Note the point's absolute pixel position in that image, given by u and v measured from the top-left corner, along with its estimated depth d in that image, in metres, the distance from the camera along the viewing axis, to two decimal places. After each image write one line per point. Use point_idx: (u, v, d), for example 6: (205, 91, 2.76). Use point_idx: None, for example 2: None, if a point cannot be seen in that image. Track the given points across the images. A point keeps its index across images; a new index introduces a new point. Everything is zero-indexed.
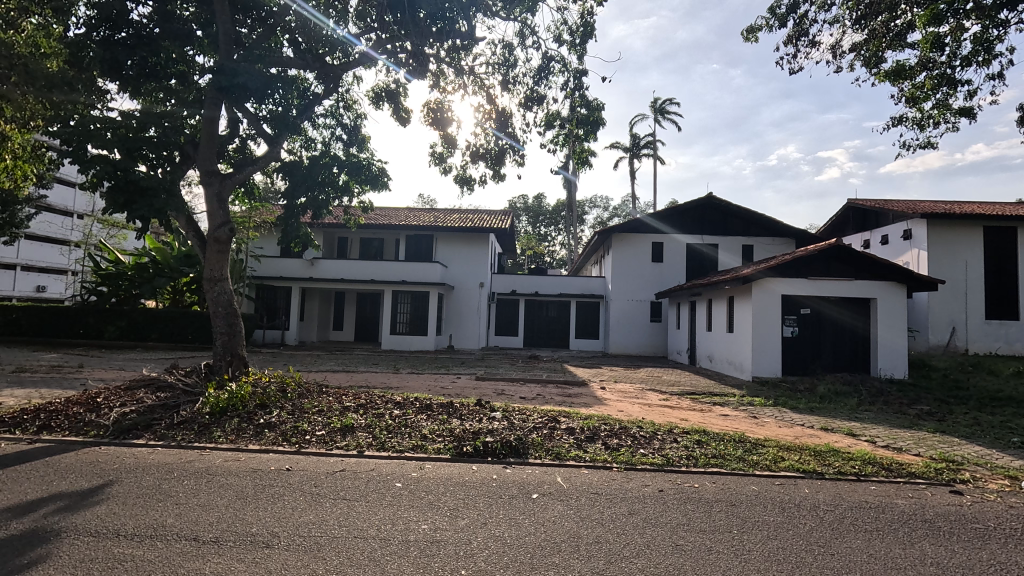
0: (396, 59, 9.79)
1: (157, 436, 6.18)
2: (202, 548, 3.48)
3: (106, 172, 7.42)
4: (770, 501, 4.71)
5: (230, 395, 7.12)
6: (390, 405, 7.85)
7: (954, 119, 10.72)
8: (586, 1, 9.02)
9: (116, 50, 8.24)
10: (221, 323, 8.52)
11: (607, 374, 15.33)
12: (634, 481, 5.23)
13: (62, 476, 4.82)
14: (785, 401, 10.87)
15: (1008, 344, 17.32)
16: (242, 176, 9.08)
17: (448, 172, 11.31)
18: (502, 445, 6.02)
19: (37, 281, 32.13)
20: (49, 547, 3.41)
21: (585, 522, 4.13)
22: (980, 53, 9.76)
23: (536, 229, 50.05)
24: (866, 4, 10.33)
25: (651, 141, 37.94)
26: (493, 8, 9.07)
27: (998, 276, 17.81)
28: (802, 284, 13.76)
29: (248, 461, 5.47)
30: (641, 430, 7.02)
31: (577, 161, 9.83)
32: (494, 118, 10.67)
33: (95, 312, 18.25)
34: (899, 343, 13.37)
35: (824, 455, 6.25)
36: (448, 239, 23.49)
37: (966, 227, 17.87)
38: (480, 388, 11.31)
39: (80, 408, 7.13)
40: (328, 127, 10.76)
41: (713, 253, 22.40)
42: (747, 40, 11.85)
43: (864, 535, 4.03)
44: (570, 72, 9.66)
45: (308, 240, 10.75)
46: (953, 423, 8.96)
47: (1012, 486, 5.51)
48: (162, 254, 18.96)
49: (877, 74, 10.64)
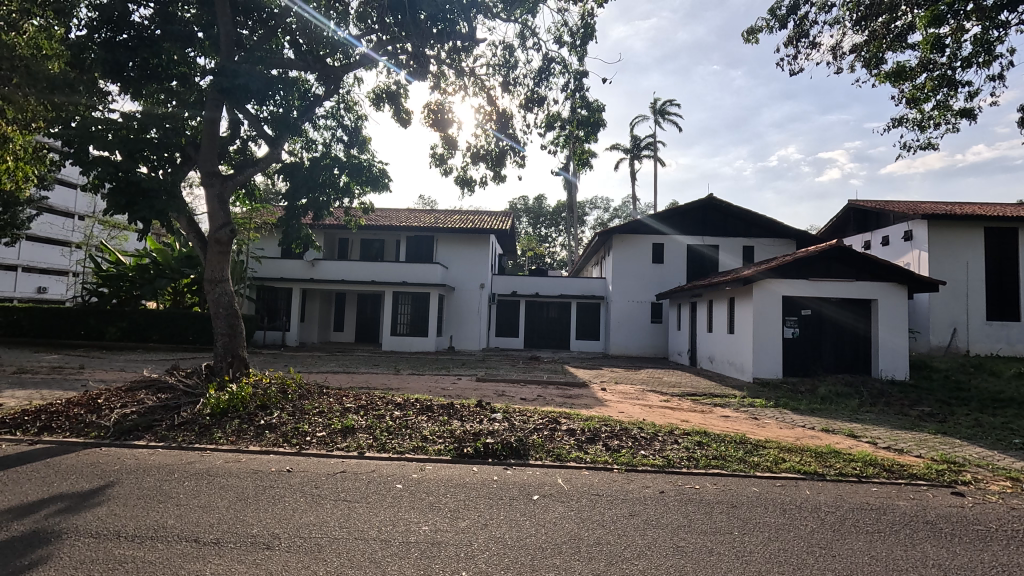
0: (397, 61, 9.80)
1: (158, 437, 6.19)
2: (203, 549, 3.48)
3: (107, 173, 7.48)
4: (771, 503, 4.71)
5: (230, 396, 7.13)
6: (391, 406, 7.86)
7: (955, 119, 10.71)
8: (586, 2, 9.02)
9: (118, 52, 8.14)
10: (222, 324, 8.53)
11: (608, 375, 15.33)
12: (635, 482, 5.23)
13: (64, 477, 4.83)
14: (786, 403, 10.87)
15: (1010, 345, 17.30)
16: (242, 177, 9.09)
17: (448, 174, 11.32)
18: (503, 446, 6.02)
19: (38, 281, 32.18)
20: (51, 547, 3.42)
21: (586, 523, 4.13)
22: (980, 54, 9.76)
23: (536, 230, 50.08)
24: (866, 5, 10.33)
25: (652, 142, 37.94)
26: (493, 9, 9.08)
27: (999, 277, 17.79)
28: (802, 285, 13.76)
29: (249, 462, 5.48)
30: (642, 431, 7.01)
31: (577, 162, 9.83)
32: (495, 119, 10.67)
33: (96, 312, 18.28)
34: (900, 344, 13.37)
35: (825, 457, 6.25)
36: (449, 240, 23.49)
37: (967, 228, 17.86)
38: (481, 389, 11.32)
39: (82, 409, 7.14)
40: (329, 128, 10.77)
41: (714, 254, 22.39)
42: (747, 41, 11.85)
43: (865, 536, 4.03)
44: (570, 74, 9.67)
45: (309, 241, 10.76)
46: (955, 425, 8.94)
47: (1014, 487, 5.50)
48: (163, 255, 18.99)
49: (877, 75, 10.65)
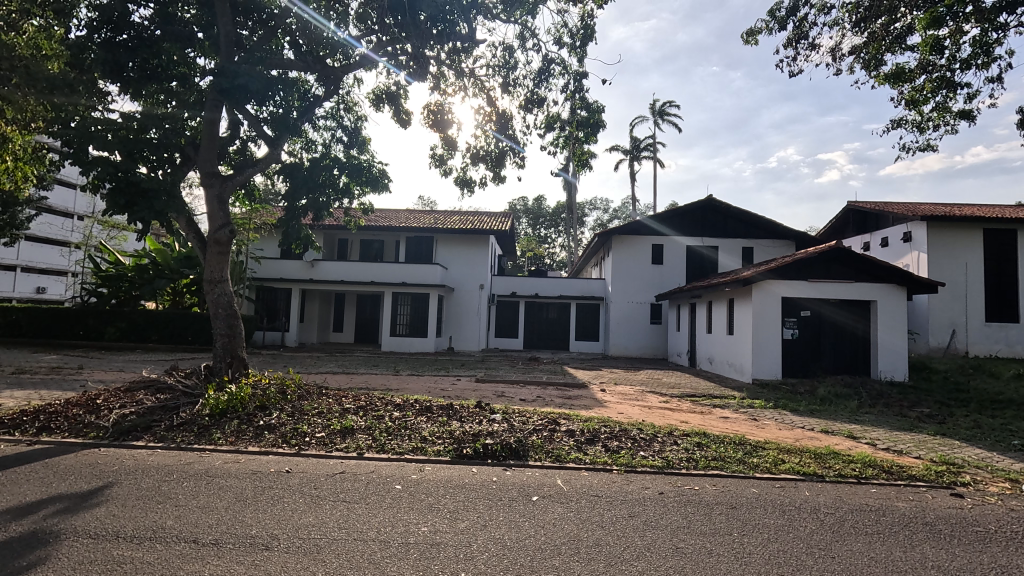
0: (397, 62, 9.80)
1: (157, 438, 6.19)
2: (202, 550, 3.48)
3: (107, 173, 7.45)
4: (770, 504, 4.71)
5: (230, 396, 7.13)
6: (390, 406, 7.86)
7: (954, 121, 10.73)
8: (586, 3, 9.02)
9: (117, 52, 8.12)
10: (221, 324, 8.52)
11: (607, 376, 15.32)
12: (634, 483, 5.22)
13: (63, 478, 4.83)
14: (785, 404, 10.87)
15: (1008, 346, 17.32)
16: (242, 177, 9.08)
17: (448, 174, 11.31)
18: (502, 447, 6.02)
19: (37, 282, 32.15)
20: (50, 548, 3.42)
21: (585, 524, 4.13)
22: (979, 56, 9.77)
23: (536, 231, 50.09)
24: (865, 7, 10.33)
25: (651, 143, 37.97)
26: (493, 10, 9.08)
27: (998, 278, 17.81)
28: (802, 286, 13.75)
29: (248, 463, 5.47)
30: (641, 432, 7.00)
31: (577, 163, 9.82)
32: (495, 120, 10.68)
33: (95, 313, 18.26)
34: (899, 345, 13.38)
35: (824, 457, 6.25)
36: (448, 241, 23.48)
37: (966, 229, 17.87)
38: (481, 390, 11.32)
39: (81, 409, 7.14)
40: (328, 129, 10.77)
41: (713, 254, 22.40)
42: (746, 43, 11.85)
43: (864, 537, 4.02)
44: (570, 75, 9.67)
45: (308, 242, 10.75)
46: (954, 426, 8.95)
47: (1013, 489, 5.50)
48: (163, 255, 18.99)
49: (876, 76, 10.66)
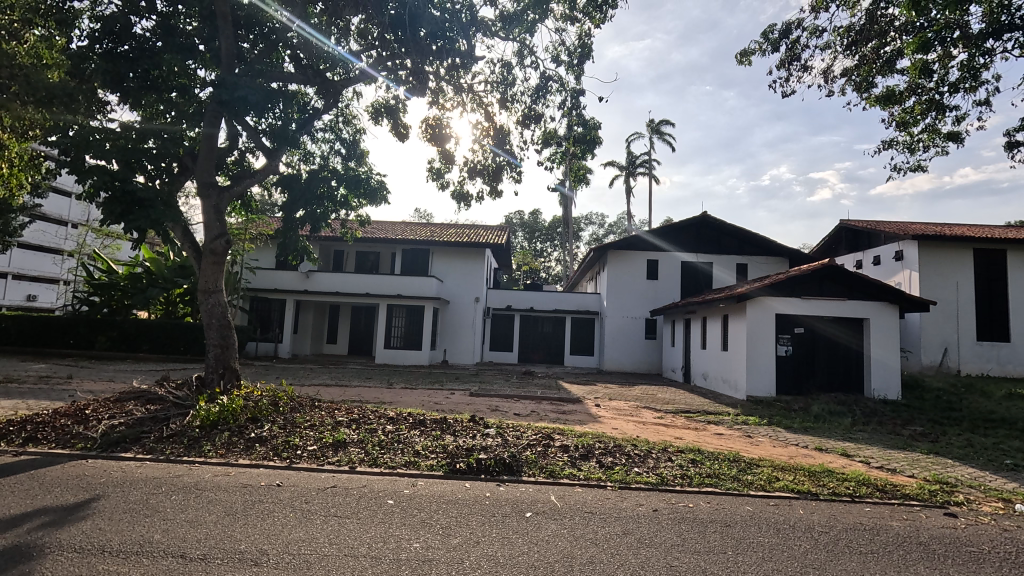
0: (396, 76, 9.89)
1: (146, 450, 6.13)
2: (189, 565, 3.42)
3: (103, 182, 7.40)
4: (764, 522, 4.70)
5: (220, 408, 7.05)
6: (384, 420, 7.80)
7: (944, 143, 10.90)
8: (583, 23, 9.16)
9: (118, 63, 8.30)
10: (215, 334, 8.43)
11: (602, 391, 15.32)
12: (628, 499, 5.21)
13: (48, 490, 4.75)
14: (779, 420, 10.87)
15: (999, 365, 17.46)
16: (240, 188, 9.09)
17: (446, 188, 11.36)
18: (496, 462, 5.98)
19: (28, 290, 31.92)
20: (34, 562, 3.36)
21: (578, 542, 4.09)
22: (967, 80, 9.97)
23: (533, 245, 50.21)
24: (857, 30, 10.52)
25: (648, 160, 38.39)
26: (492, 27, 9.28)
27: (989, 298, 17.93)
28: (795, 303, 13.82)
29: (237, 476, 5.42)
30: (636, 448, 6.99)
31: (575, 178, 9.89)
32: (492, 135, 10.76)
33: (87, 321, 18.08)
34: (893, 363, 13.41)
35: (818, 476, 6.24)
36: (445, 253, 23.49)
37: (956, 248, 18.08)
38: (474, 404, 11.29)
39: (68, 419, 7.03)
40: (328, 141, 10.85)
41: (707, 270, 22.52)
42: (741, 63, 12.04)
43: (858, 556, 4.02)
44: (568, 92, 9.77)
45: (305, 253, 10.66)
46: (948, 445, 8.92)
47: (1005, 509, 5.51)
48: (157, 264, 18.81)
49: (867, 98, 10.83)
